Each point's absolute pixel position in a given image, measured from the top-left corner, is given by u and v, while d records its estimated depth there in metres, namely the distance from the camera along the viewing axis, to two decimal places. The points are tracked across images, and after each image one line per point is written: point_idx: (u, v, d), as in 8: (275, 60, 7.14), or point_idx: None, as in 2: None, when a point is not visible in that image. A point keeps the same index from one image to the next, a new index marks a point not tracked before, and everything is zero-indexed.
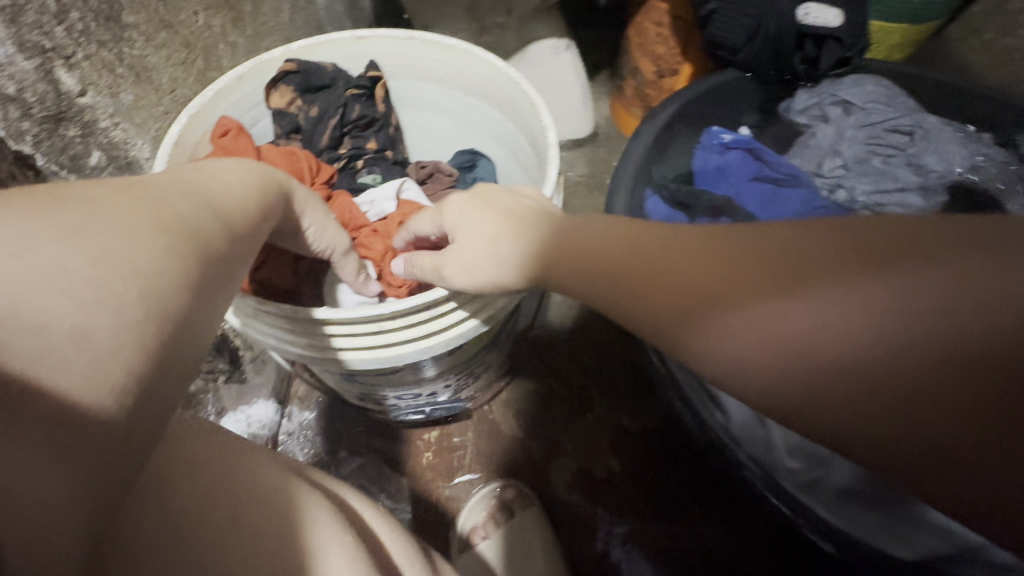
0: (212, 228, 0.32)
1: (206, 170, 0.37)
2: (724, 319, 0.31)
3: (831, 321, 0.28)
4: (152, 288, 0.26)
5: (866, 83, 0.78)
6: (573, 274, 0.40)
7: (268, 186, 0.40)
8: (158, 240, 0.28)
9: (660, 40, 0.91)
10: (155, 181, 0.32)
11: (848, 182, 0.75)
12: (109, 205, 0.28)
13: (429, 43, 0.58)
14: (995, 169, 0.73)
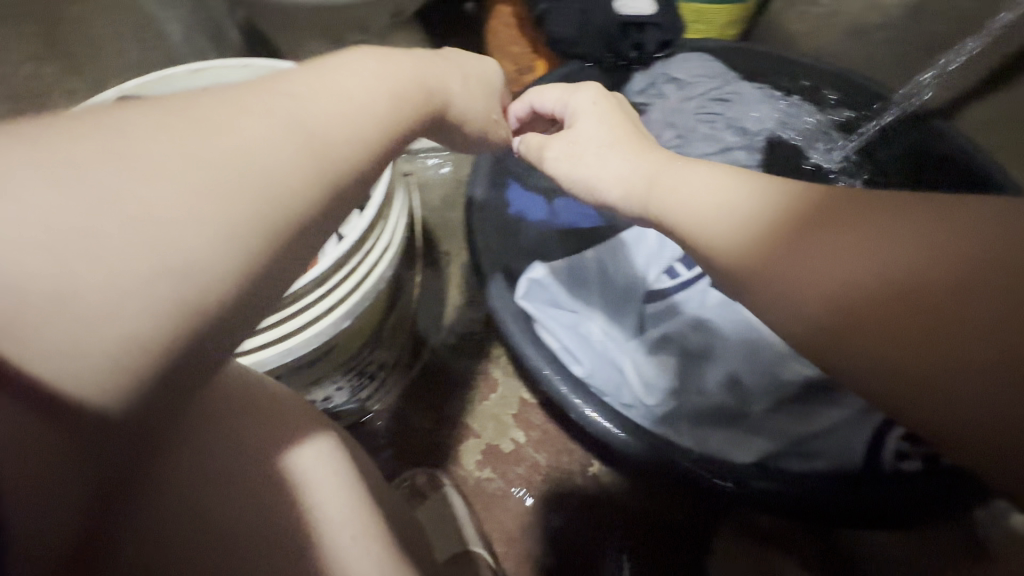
0: (297, 179, 0.30)
1: (338, 81, 0.37)
2: (829, 244, 0.35)
3: (924, 262, 0.32)
4: (191, 252, 0.26)
5: (690, 60, 0.88)
6: (678, 202, 0.43)
7: (403, 99, 0.40)
8: (206, 196, 0.27)
9: (513, 41, 0.98)
10: (286, 87, 0.34)
11: (687, 149, 0.85)
12: (151, 138, 0.27)
13: (263, 67, 0.62)
14: (799, 123, 0.86)
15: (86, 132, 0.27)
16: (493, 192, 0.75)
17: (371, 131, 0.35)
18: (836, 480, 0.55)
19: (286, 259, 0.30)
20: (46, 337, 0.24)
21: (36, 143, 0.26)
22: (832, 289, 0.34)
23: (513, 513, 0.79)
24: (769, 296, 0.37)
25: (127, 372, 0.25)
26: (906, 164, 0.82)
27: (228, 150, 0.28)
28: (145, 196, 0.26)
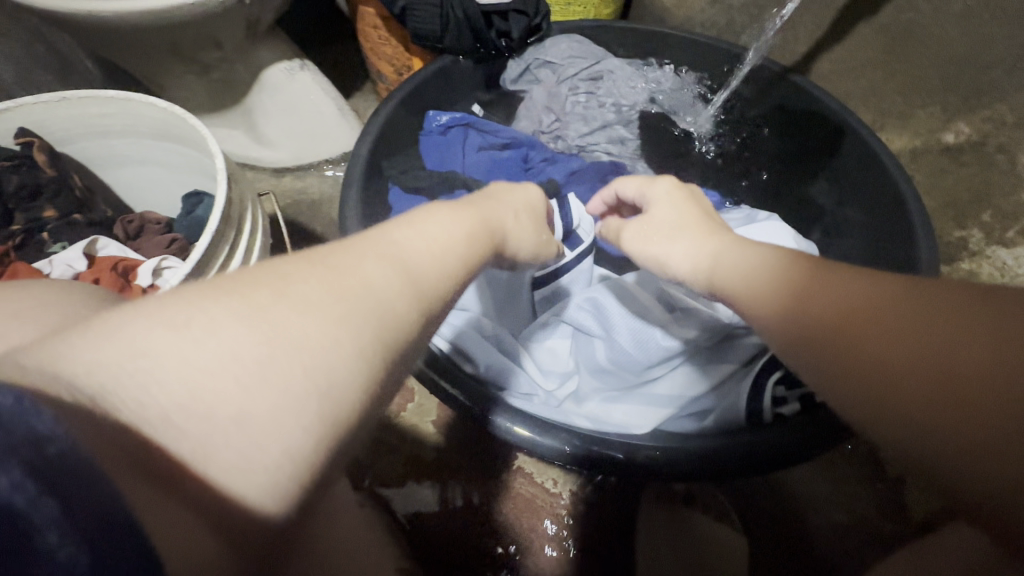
0: (401, 303, 0.30)
1: (420, 225, 0.36)
2: (807, 292, 0.35)
3: (895, 317, 0.31)
4: (323, 371, 0.26)
5: (560, 42, 0.88)
6: (737, 286, 0.40)
7: (476, 233, 0.40)
8: (340, 329, 0.27)
9: (383, 41, 0.95)
10: (388, 234, 0.35)
11: (563, 133, 0.89)
12: (305, 282, 0.28)
13: (85, 99, 0.57)
14: (670, 93, 0.89)
15: (258, 274, 0.28)
16: (367, 200, 0.73)
17: (451, 257, 0.36)
18: (731, 435, 0.55)
19: (392, 378, 0.29)
20: (225, 455, 0.23)
21: (222, 290, 0.27)
22: (859, 331, 0.31)
23: (441, 527, 0.71)
24: (795, 344, 0.35)
25: (285, 484, 0.24)
26: (769, 122, 0.86)
27: (354, 283, 0.29)
28: (297, 329, 0.26)
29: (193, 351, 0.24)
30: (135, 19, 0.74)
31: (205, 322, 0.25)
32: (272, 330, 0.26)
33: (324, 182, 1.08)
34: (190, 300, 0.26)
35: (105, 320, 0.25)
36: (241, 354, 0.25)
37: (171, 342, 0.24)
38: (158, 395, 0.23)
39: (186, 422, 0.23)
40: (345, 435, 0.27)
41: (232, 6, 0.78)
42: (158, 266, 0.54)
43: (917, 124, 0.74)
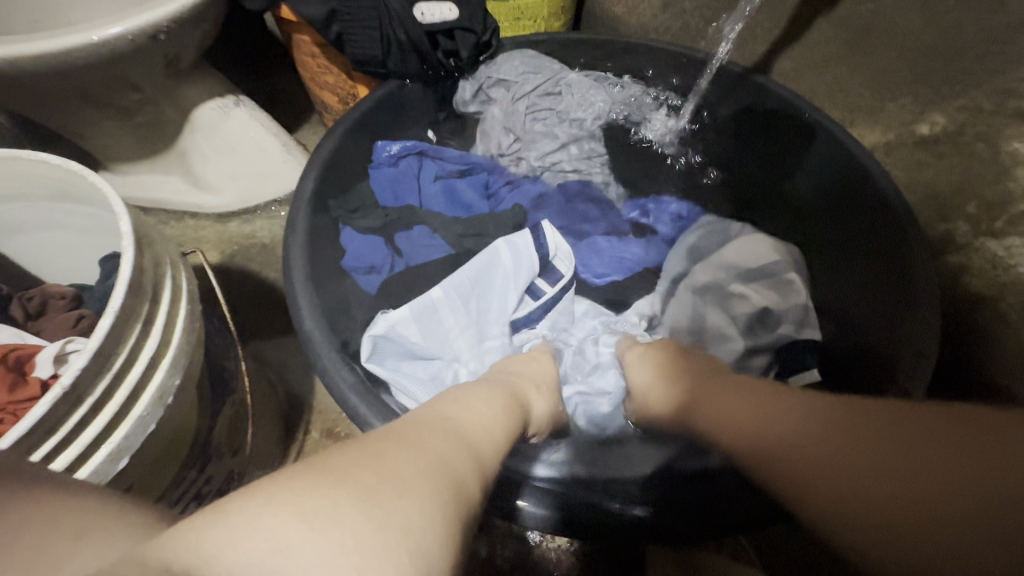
0: (469, 477, 0.32)
1: (462, 402, 0.41)
2: (792, 458, 0.39)
3: (873, 479, 0.36)
4: (424, 553, 0.25)
5: (513, 58, 0.84)
6: (707, 409, 0.47)
7: (505, 406, 0.43)
8: (441, 511, 0.28)
9: (323, 70, 0.88)
10: (440, 409, 0.38)
11: (524, 154, 0.83)
12: (398, 463, 0.30)
13: None
14: (632, 104, 0.85)
15: (353, 455, 0.29)
16: (316, 245, 0.66)
17: (495, 430, 0.39)
18: None
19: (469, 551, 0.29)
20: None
21: (331, 478, 0.27)
22: (800, 443, 0.39)
23: None
24: (751, 456, 0.42)
25: None
26: (737, 127, 0.83)
27: (435, 462, 0.31)
28: (404, 513, 0.26)
29: (321, 543, 0.24)
30: (31, 65, 0.67)
31: (330, 513, 0.25)
32: (384, 517, 0.26)
33: (274, 224, 0.99)
34: (304, 491, 0.26)
35: (230, 516, 0.24)
36: (364, 543, 0.24)
37: (299, 537, 0.24)
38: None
39: None
40: None
41: (144, 44, 0.71)
42: (61, 350, 0.45)
43: (889, 117, 0.71)
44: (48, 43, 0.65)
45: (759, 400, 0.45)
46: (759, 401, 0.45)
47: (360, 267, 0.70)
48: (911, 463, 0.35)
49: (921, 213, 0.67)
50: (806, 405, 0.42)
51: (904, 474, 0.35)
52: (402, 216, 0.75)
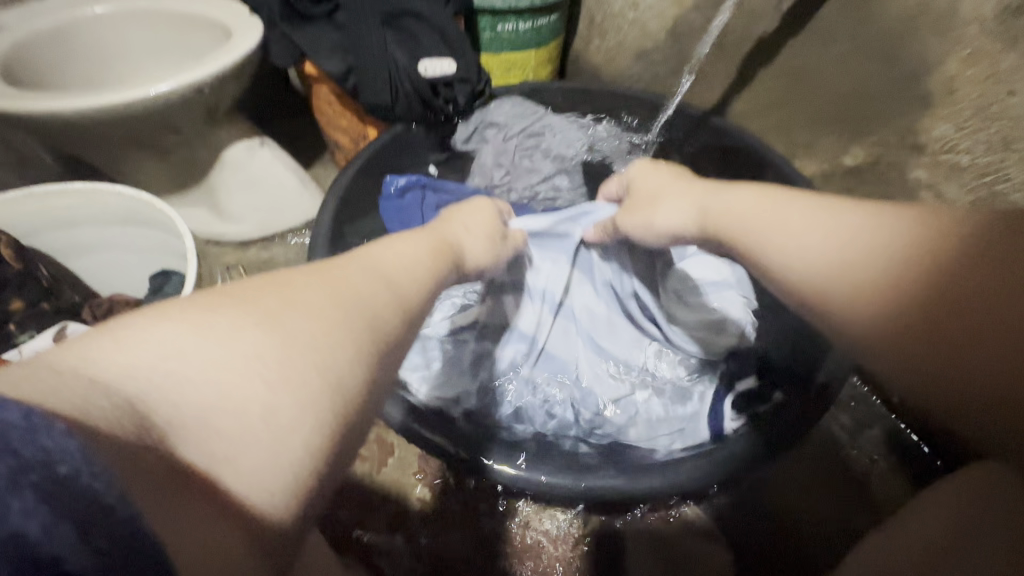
0: (380, 308, 0.39)
1: (394, 252, 0.46)
2: (829, 258, 0.46)
3: (880, 272, 0.43)
4: (325, 364, 0.33)
5: (503, 104, 0.96)
6: (778, 245, 0.50)
7: (433, 261, 0.49)
8: (346, 334, 0.35)
9: (339, 115, 1.01)
10: (377, 255, 0.44)
11: (513, 185, 0.96)
12: (307, 294, 0.36)
13: (52, 193, 0.60)
14: (606, 144, 0.99)
15: (257, 290, 0.36)
16: None
17: (419, 280, 0.45)
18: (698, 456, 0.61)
19: (386, 370, 0.37)
20: (246, 459, 0.29)
21: (232, 307, 0.34)
22: (875, 282, 0.43)
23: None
24: (816, 289, 0.47)
25: (303, 474, 0.30)
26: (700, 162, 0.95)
27: (346, 296, 0.37)
28: (303, 332, 0.33)
29: (215, 355, 0.31)
30: (96, 114, 0.79)
31: (228, 330, 0.32)
32: (281, 335, 0.33)
33: (291, 249, 1.11)
34: (206, 315, 0.33)
35: (136, 330, 0.31)
36: (254, 359, 0.31)
37: (194, 348, 0.31)
38: (190, 400, 0.29)
39: (218, 419, 0.29)
40: (353, 420, 0.33)
41: (190, 96, 0.84)
42: None
43: (821, 152, 0.81)
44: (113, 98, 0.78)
45: (809, 213, 0.50)
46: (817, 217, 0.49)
47: None
48: (980, 297, 0.39)
49: None
50: (894, 243, 0.44)
51: (960, 311, 0.39)
52: None
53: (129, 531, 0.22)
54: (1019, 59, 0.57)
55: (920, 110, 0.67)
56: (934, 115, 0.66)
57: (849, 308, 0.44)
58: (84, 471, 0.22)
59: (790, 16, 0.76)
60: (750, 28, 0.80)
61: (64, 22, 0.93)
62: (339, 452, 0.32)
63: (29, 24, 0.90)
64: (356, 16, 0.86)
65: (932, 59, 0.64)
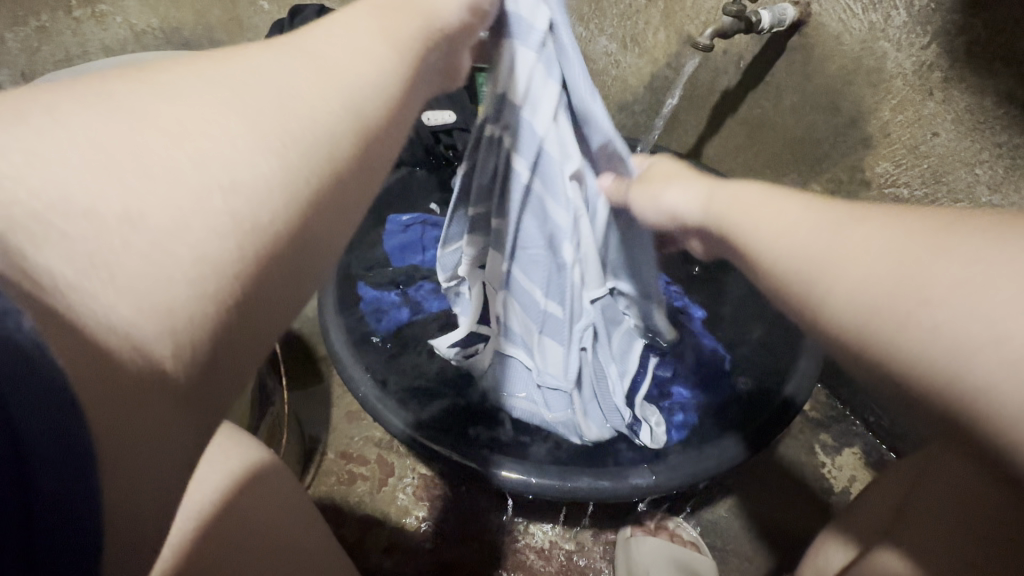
0: (309, 98, 0.30)
1: (337, 34, 0.34)
2: (803, 265, 0.36)
3: (852, 273, 0.33)
4: (211, 161, 0.27)
5: None
6: (753, 230, 0.41)
7: (400, 43, 0.36)
8: (246, 128, 0.28)
9: None
10: (314, 39, 0.33)
11: None
12: (193, 81, 0.29)
13: None
14: None
15: (134, 75, 0.29)
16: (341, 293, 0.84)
17: (366, 66, 0.33)
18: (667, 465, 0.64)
19: (322, 174, 0.30)
20: (119, 271, 0.24)
21: (87, 94, 0.27)
22: (835, 267, 0.34)
23: None
24: (771, 276, 0.38)
25: (190, 295, 0.25)
26: None
27: (250, 84, 0.29)
28: (181, 120, 0.27)
29: (64, 150, 0.25)
30: None
31: (92, 117, 0.26)
32: (150, 120, 0.26)
33: None
34: (48, 101, 0.26)
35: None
36: (107, 148, 0.25)
37: (35, 142, 0.25)
38: (34, 196, 0.24)
39: (66, 222, 0.24)
40: (268, 225, 0.28)
41: None
42: None
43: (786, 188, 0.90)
44: None
45: (774, 213, 0.40)
46: (775, 215, 0.40)
47: (371, 312, 0.87)
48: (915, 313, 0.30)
49: None
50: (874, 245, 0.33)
51: (894, 302, 0.31)
52: (411, 272, 0.95)
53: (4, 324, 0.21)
54: (938, 107, 0.67)
55: (863, 151, 0.77)
56: (874, 153, 0.75)
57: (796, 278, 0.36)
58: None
59: (750, 71, 0.85)
60: (716, 82, 0.91)
61: None
62: (258, 276, 0.28)
63: None
64: None
65: (867, 109, 0.74)
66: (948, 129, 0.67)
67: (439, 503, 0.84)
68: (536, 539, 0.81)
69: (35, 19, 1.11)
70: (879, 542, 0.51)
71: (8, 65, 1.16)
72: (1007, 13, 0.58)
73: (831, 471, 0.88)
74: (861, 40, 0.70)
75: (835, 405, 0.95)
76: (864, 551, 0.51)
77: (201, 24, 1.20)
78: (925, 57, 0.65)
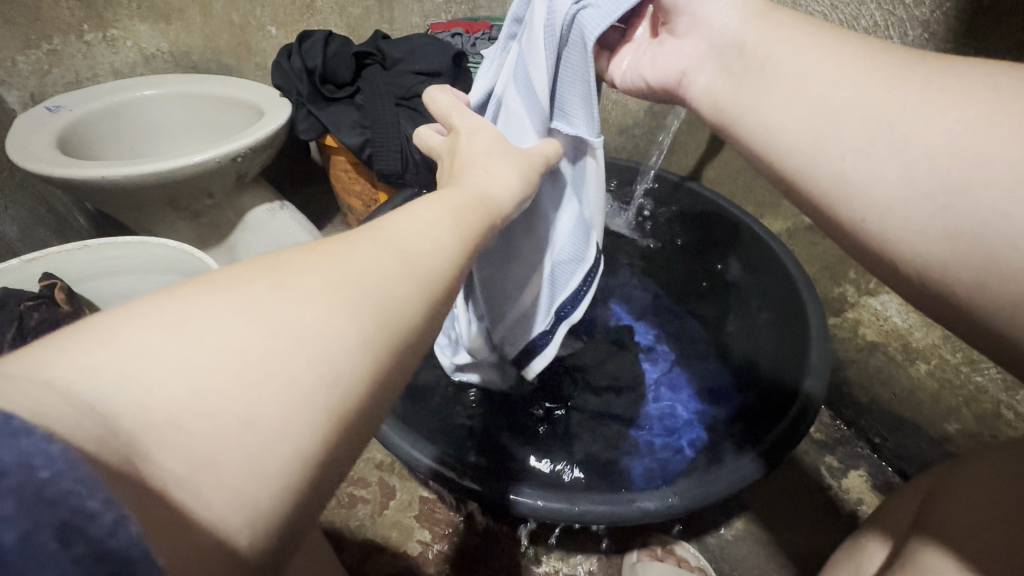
0: (401, 290, 0.29)
1: (408, 219, 0.34)
2: (869, 100, 0.36)
3: (939, 118, 0.33)
4: (319, 354, 0.25)
5: None
6: (787, 73, 0.41)
7: (465, 221, 0.36)
8: (353, 325, 0.26)
9: (354, 181, 1.12)
10: (393, 228, 0.32)
11: None
12: (302, 275, 0.27)
13: (102, 245, 0.81)
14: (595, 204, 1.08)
15: (242, 272, 0.27)
16: None
17: (441, 251, 0.33)
18: (676, 488, 0.63)
19: (402, 372, 0.29)
20: (231, 468, 0.22)
21: (213, 284, 0.25)
22: (900, 122, 0.35)
23: None
24: (801, 126, 0.39)
25: (285, 495, 0.23)
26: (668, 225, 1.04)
27: (351, 273, 0.28)
28: (295, 318, 0.25)
29: (192, 349, 0.22)
30: (141, 179, 0.89)
31: (201, 321, 0.24)
32: (268, 320, 0.25)
33: None
34: (174, 298, 0.24)
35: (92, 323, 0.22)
36: (219, 349, 0.23)
37: (167, 341, 0.22)
38: (163, 397, 0.21)
39: (195, 424, 0.21)
40: (352, 426, 0.26)
41: (225, 163, 0.95)
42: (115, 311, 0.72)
43: (784, 211, 0.91)
44: (157, 165, 0.89)
45: (819, 48, 0.40)
46: (820, 53, 0.40)
47: None
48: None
49: (821, 279, 0.90)
50: (968, 99, 0.33)
51: (981, 160, 0.31)
52: None
53: (119, 546, 0.16)
54: None
55: None
56: None
57: (856, 127, 0.37)
58: (69, 474, 0.16)
59: None
60: None
61: (117, 103, 1.06)
62: (330, 464, 0.25)
63: (87, 104, 1.03)
64: (373, 99, 1.02)
65: None
66: None
67: (444, 527, 0.83)
68: (539, 565, 0.79)
69: (46, 42, 1.12)
70: (910, 542, 0.49)
71: (16, 88, 1.15)
72: (998, 44, 0.59)
73: (838, 493, 0.87)
74: None
75: (839, 425, 0.95)
76: (898, 552, 0.49)
77: (209, 48, 1.23)
78: None
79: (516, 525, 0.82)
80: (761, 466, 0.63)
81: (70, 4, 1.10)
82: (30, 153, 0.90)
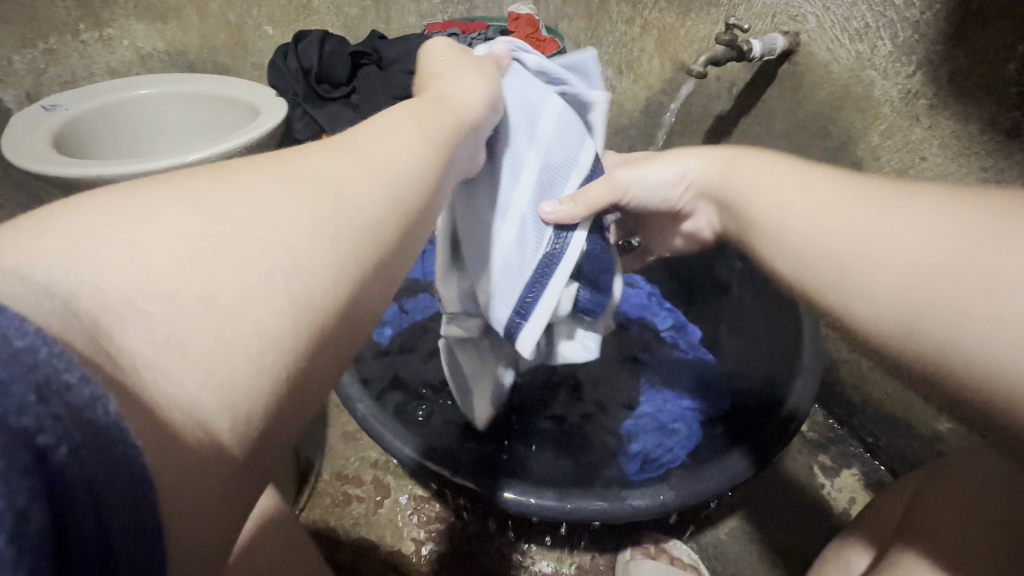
0: (363, 189, 0.32)
1: (373, 132, 0.36)
2: (824, 248, 0.39)
3: (884, 258, 0.35)
4: (275, 245, 0.28)
5: None
6: (764, 224, 0.44)
7: (431, 136, 0.38)
8: (308, 216, 0.29)
9: None
10: (356, 140, 0.35)
11: None
12: (261, 178, 0.30)
13: None
14: None
15: (201, 177, 0.29)
16: None
17: (404, 159, 0.35)
18: (666, 486, 0.63)
19: (372, 270, 0.31)
20: (194, 347, 0.24)
21: (168, 192, 0.28)
22: (858, 265, 0.37)
23: None
24: (786, 266, 0.42)
25: (256, 373, 0.25)
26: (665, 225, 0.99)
27: (308, 177, 0.31)
28: (249, 213, 0.28)
29: (149, 238, 0.25)
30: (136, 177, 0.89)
31: (162, 218, 0.26)
32: (223, 215, 0.27)
33: None
34: (137, 198, 0.27)
35: (55, 219, 0.25)
36: (178, 239, 0.26)
37: (126, 234, 0.25)
38: (120, 281, 0.23)
39: (152, 303, 0.24)
40: (325, 316, 0.28)
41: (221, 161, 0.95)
42: None
43: None
44: (152, 163, 0.89)
45: (783, 195, 0.43)
46: (782, 202, 0.43)
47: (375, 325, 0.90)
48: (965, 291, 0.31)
49: None
50: (904, 243, 0.35)
51: (925, 289, 0.33)
52: (410, 289, 0.96)
53: (95, 413, 0.18)
54: (925, 132, 0.68)
55: None
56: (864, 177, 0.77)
57: (824, 272, 0.39)
58: (42, 347, 0.18)
59: (742, 97, 0.88)
60: (710, 107, 0.94)
61: (114, 101, 1.06)
62: (302, 349, 0.27)
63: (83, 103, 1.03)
64: (370, 100, 1.03)
65: (857, 132, 0.75)
66: (935, 154, 0.68)
67: (437, 526, 0.83)
68: (533, 562, 0.79)
69: (43, 41, 1.13)
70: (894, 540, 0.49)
71: (13, 86, 1.15)
72: (987, 45, 0.60)
73: (830, 492, 0.87)
74: (849, 68, 0.73)
75: (832, 425, 0.95)
76: (882, 550, 0.50)
77: (206, 47, 1.23)
78: (911, 85, 0.68)
79: (511, 523, 0.83)
80: (751, 462, 0.64)
81: (67, 4, 1.10)
82: (25, 151, 0.90)
